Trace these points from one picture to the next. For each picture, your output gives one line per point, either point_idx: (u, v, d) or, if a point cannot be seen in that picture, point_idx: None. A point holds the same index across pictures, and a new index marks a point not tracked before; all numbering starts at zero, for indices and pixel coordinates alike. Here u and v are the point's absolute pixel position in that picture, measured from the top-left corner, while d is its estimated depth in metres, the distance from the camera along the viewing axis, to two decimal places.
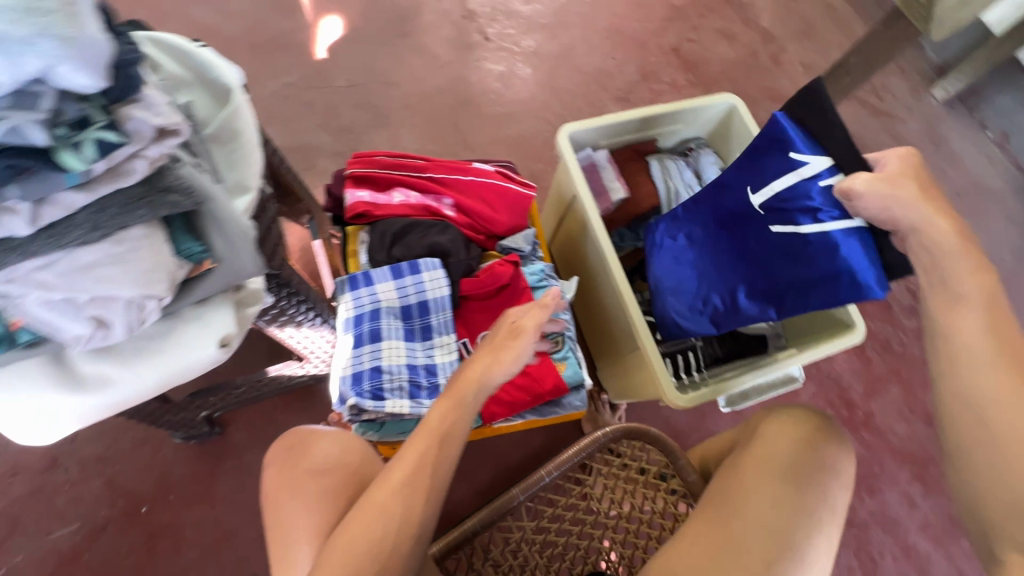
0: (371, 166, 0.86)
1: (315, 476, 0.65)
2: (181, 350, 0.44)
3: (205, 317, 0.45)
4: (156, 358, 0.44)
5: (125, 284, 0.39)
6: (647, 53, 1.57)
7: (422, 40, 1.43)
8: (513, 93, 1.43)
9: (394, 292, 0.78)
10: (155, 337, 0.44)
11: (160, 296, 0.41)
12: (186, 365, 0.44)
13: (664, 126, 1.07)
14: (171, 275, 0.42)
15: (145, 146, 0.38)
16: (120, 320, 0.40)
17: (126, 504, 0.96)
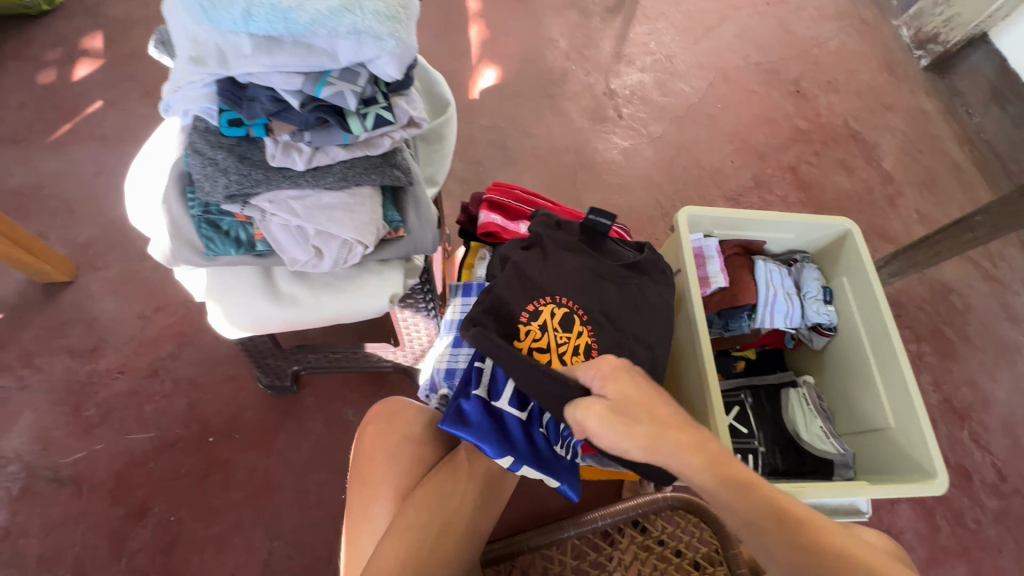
0: (508, 197, 0.95)
1: (403, 447, 0.78)
2: (359, 294, 0.52)
3: (385, 273, 0.53)
4: (337, 294, 0.52)
5: (348, 227, 0.47)
6: (765, 164, 1.65)
7: (563, 104, 1.59)
8: (632, 168, 1.54)
9: None
10: (342, 278, 0.52)
11: (366, 245, 0.49)
12: (358, 307, 0.52)
13: (775, 233, 1.12)
14: (377, 232, 0.50)
15: (395, 129, 0.48)
16: (331, 254, 0.49)
17: (198, 430, 1.04)
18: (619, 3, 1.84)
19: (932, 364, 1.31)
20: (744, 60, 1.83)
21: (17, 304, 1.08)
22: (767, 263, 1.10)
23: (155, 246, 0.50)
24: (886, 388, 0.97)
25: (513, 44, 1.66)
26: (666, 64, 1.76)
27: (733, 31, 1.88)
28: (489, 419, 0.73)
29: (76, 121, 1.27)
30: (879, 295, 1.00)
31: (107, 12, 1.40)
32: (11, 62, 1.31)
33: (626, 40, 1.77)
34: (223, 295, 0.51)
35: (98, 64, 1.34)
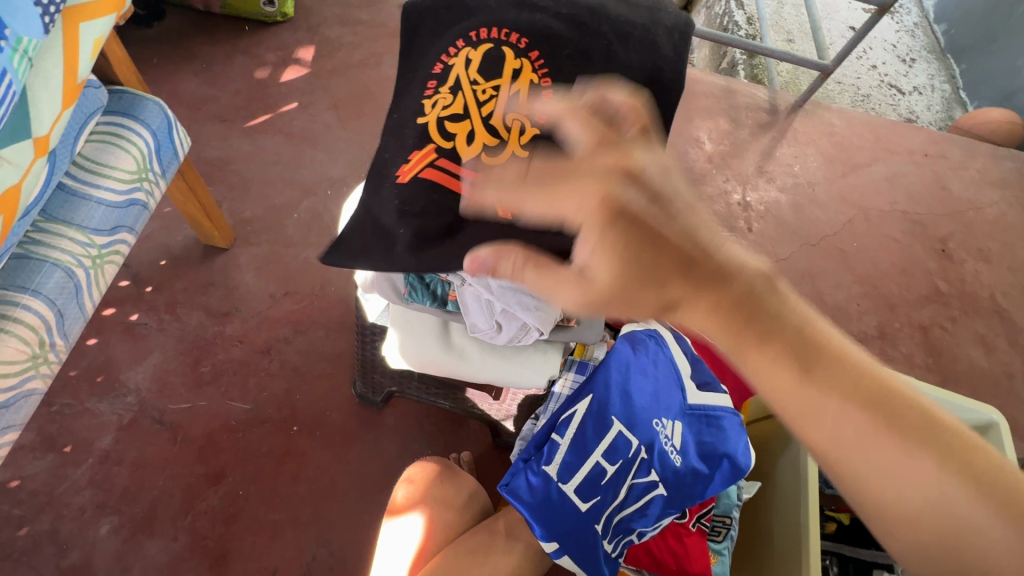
0: None
1: (443, 507, 0.83)
2: (516, 368, 0.60)
3: (546, 354, 0.60)
4: (500, 359, 0.60)
5: (531, 314, 0.55)
6: (893, 318, 1.57)
7: None
8: None
9: None
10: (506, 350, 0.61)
11: (541, 332, 0.57)
12: (514, 381, 0.60)
13: None
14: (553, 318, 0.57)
15: None
16: (508, 333, 0.58)
17: (287, 416, 1.10)
18: (773, 120, 1.85)
19: None
20: (891, 206, 1.77)
21: (179, 255, 1.22)
22: None
23: (362, 270, 0.61)
24: None
25: None
26: (807, 190, 1.74)
27: (884, 173, 1.83)
28: (553, 502, 0.68)
29: (271, 115, 1.46)
30: None
31: (323, 32, 1.61)
32: (239, 55, 1.53)
33: (770, 157, 1.78)
34: (405, 326, 0.62)
35: (303, 72, 1.53)
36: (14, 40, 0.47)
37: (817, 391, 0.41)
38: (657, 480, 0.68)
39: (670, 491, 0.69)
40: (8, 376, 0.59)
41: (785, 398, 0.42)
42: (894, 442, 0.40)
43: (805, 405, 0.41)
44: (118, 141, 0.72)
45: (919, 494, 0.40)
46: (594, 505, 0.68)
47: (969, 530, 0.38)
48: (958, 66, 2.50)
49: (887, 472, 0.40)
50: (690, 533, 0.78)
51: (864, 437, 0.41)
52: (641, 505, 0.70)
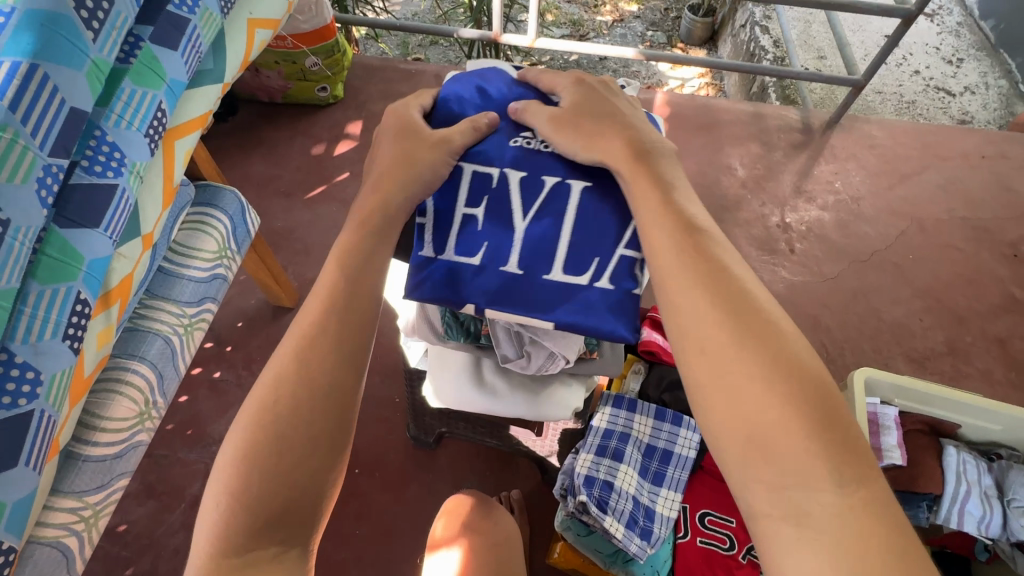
0: None
1: None
2: (550, 400, 0.65)
3: (572, 385, 0.66)
4: (532, 395, 0.65)
5: (559, 344, 0.60)
6: (963, 333, 1.48)
7: (732, 231, 1.62)
8: (798, 305, 1.50)
9: (649, 427, 0.85)
10: (539, 382, 0.65)
11: (567, 360, 0.61)
12: (548, 412, 0.65)
13: (974, 419, 0.99)
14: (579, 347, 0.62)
15: None
16: (538, 363, 0.62)
17: (348, 459, 1.18)
18: (807, 139, 1.82)
19: None
20: (948, 213, 1.69)
21: (253, 317, 1.37)
22: (960, 450, 0.97)
23: (402, 314, 0.66)
24: None
25: (691, 165, 1.74)
26: (852, 206, 1.69)
27: (937, 179, 1.76)
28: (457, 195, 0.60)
29: (327, 186, 1.63)
30: None
31: (369, 107, 1.80)
32: (299, 137, 1.74)
33: (809, 176, 1.74)
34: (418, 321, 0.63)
35: (352, 144, 1.72)
36: (131, 166, 0.61)
37: (733, 339, 0.44)
38: (579, 204, 0.58)
39: (591, 231, 0.58)
40: (122, 430, 0.71)
41: (687, 321, 0.47)
42: (779, 410, 0.41)
43: (725, 319, 0.46)
44: (202, 227, 0.86)
45: (791, 470, 0.40)
46: (515, 257, 0.57)
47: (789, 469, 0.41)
48: (1012, 61, 2.38)
49: (763, 441, 0.41)
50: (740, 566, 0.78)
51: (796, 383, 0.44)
52: (597, 278, 0.57)
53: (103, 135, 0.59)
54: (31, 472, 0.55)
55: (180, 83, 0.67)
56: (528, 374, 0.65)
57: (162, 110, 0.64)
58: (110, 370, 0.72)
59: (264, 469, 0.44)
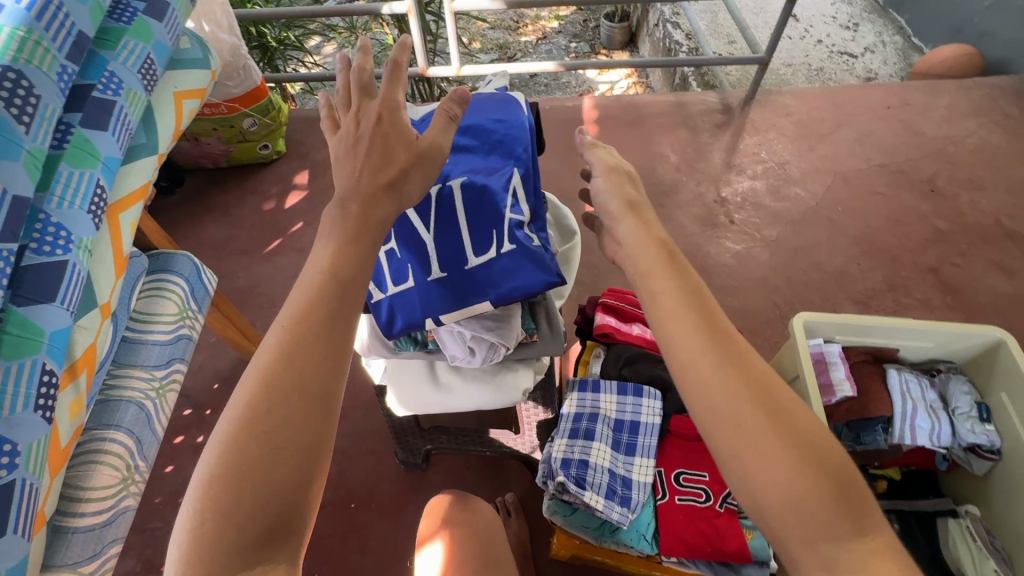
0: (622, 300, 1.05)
1: None
2: (501, 386, 0.69)
3: (518, 369, 0.70)
4: (483, 386, 0.70)
5: (495, 334, 0.64)
6: (899, 269, 1.58)
7: (674, 212, 1.71)
8: (745, 271, 1.58)
9: (615, 403, 0.90)
10: (489, 373, 0.70)
11: (507, 346, 0.66)
12: (501, 399, 0.70)
13: (912, 340, 1.07)
14: (517, 333, 0.66)
15: None
16: (482, 355, 0.66)
17: (344, 495, 1.20)
18: (729, 118, 1.94)
19: None
20: (867, 163, 1.82)
21: (228, 376, 1.39)
22: (902, 372, 1.05)
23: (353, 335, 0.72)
24: None
25: (626, 160, 1.84)
26: (779, 171, 1.80)
27: (852, 134, 1.89)
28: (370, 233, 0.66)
29: (283, 238, 1.68)
30: None
31: (313, 157, 1.86)
32: (248, 196, 1.78)
33: (736, 151, 1.85)
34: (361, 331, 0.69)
35: (302, 195, 1.77)
36: (77, 242, 0.65)
37: (744, 401, 0.49)
38: (466, 190, 0.63)
39: (484, 211, 0.63)
40: (107, 497, 0.73)
41: (707, 395, 0.49)
42: (796, 467, 0.46)
43: (730, 374, 0.50)
44: (160, 293, 0.90)
45: (818, 526, 0.45)
46: (436, 262, 0.63)
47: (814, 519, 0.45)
48: (902, 17, 2.59)
49: (794, 497, 0.45)
50: (719, 514, 0.82)
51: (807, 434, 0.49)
52: (501, 246, 0.61)
53: (47, 218, 0.63)
54: (21, 540, 0.57)
55: (114, 159, 0.72)
56: (478, 367, 0.69)
57: (100, 186, 0.69)
58: (89, 442, 0.75)
59: (251, 485, 0.43)
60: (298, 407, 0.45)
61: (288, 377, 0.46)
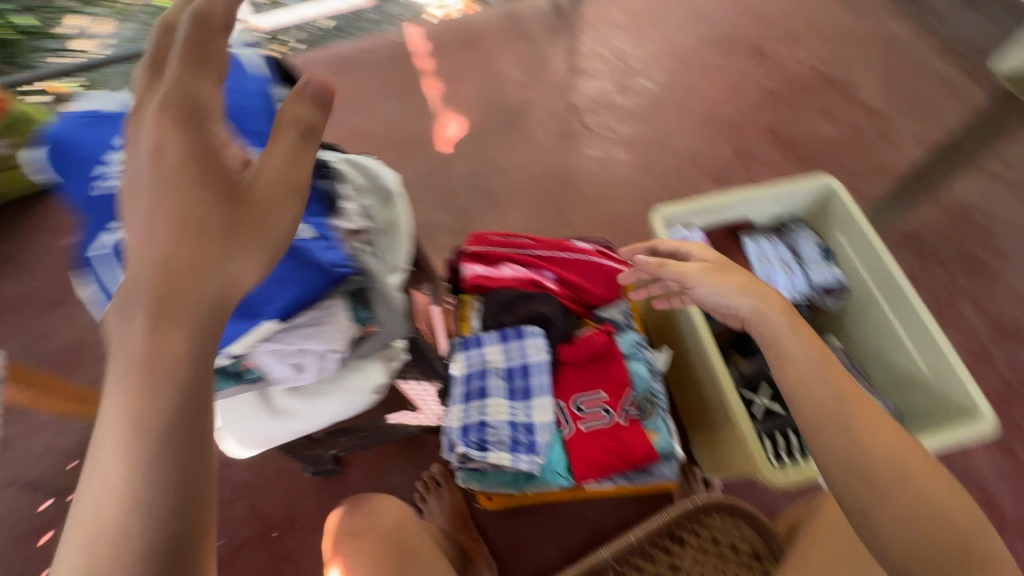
0: (487, 245, 1.01)
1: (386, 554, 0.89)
2: (347, 392, 0.62)
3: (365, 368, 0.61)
4: (327, 398, 0.62)
5: (316, 344, 0.55)
6: (743, 137, 1.66)
7: (529, 132, 1.64)
8: (609, 175, 1.57)
9: (501, 354, 0.89)
10: (332, 382, 0.61)
11: (337, 352, 0.56)
12: (351, 405, 0.62)
13: (760, 207, 1.12)
14: (346, 333, 0.57)
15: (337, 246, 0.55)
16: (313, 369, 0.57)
17: (262, 528, 1.10)
18: (560, 19, 1.85)
19: (967, 289, 1.35)
20: (698, 38, 1.84)
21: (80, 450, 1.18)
22: (757, 238, 1.11)
23: None
24: (910, 339, 0.96)
25: (469, 88, 1.71)
26: (620, 65, 1.77)
27: (680, 12, 1.89)
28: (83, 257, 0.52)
29: None
30: (876, 243, 1.00)
31: None
32: (35, 236, 1.45)
33: (576, 53, 1.79)
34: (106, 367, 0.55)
35: None
36: None
37: (911, 459, 0.56)
38: None
39: None
40: None
41: (798, 371, 0.65)
42: (881, 441, 0.58)
43: (846, 417, 0.60)
44: None
45: (883, 483, 0.55)
46: None
47: (889, 479, 0.55)
48: None
49: (885, 458, 0.56)
50: (621, 426, 0.85)
51: (872, 414, 0.60)
52: None
53: None
54: None
55: None
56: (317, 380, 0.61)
57: None
58: None
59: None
60: (164, 457, 0.33)
61: (139, 425, 0.32)
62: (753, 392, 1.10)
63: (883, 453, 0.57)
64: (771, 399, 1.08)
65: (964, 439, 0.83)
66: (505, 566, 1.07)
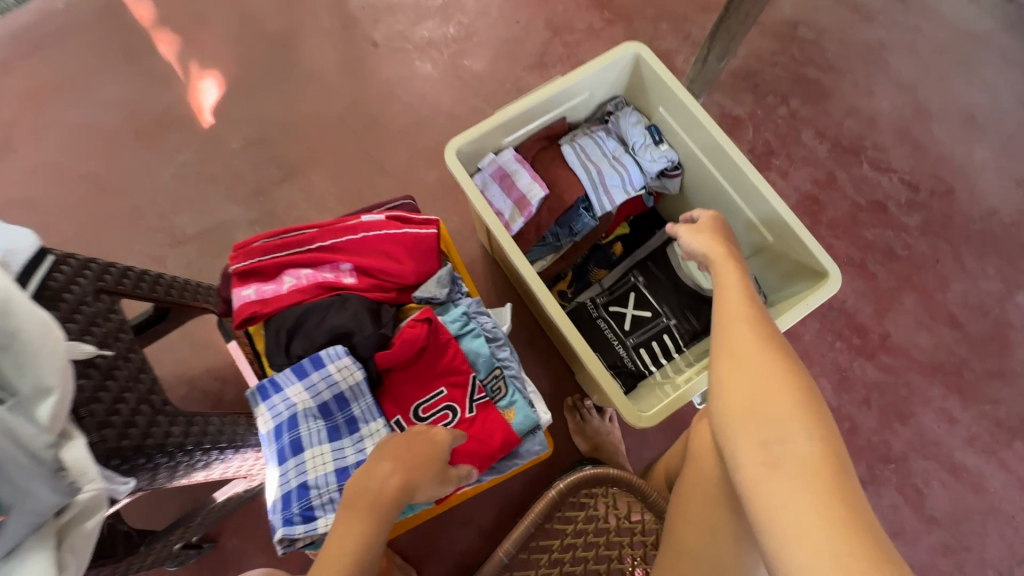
0: (254, 256, 0.79)
1: None
2: None
3: (19, 566, 0.44)
4: None
5: None
6: (556, 5, 1.42)
7: (308, 70, 1.32)
8: (418, 97, 1.32)
9: (306, 392, 0.71)
10: None
11: None
12: None
13: (573, 100, 0.95)
14: None
15: None
16: None
17: None
18: None
19: (806, 117, 1.29)
20: None
21: None
22: (576, 140, 0.95)
23: None
24: (751, 207, 0.88)
25: (213, 34, 1.33)
26: None
27: None
28: None
29: None
30: (697, 112, 0.87)
31: None
32: None
33: None
34: None
35: None
36: None
37: (753, 331, 0.54)
38: None
39: None
40: None
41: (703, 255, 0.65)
42: (753, 323, 0.55)
43: (771, 381, 0.50)
44: None
45: (732, 343, 0.54)
46: None
47: (741, 342, 0.53)
48: None
49: (736, 320, 0.55)
50: (470, 422, 0.74)
51: (748, 301, 0.57)
52: None
53: None
54: None
55: None
56: None
57: None
58: None
59: None
60: None
61: None
62: (622, 303, 1.03)
63: (738, 327, 0.55)
64: (638, 307, 1.01)
65: (816, 302, 0.78)
66: (424, 567, 1.00)
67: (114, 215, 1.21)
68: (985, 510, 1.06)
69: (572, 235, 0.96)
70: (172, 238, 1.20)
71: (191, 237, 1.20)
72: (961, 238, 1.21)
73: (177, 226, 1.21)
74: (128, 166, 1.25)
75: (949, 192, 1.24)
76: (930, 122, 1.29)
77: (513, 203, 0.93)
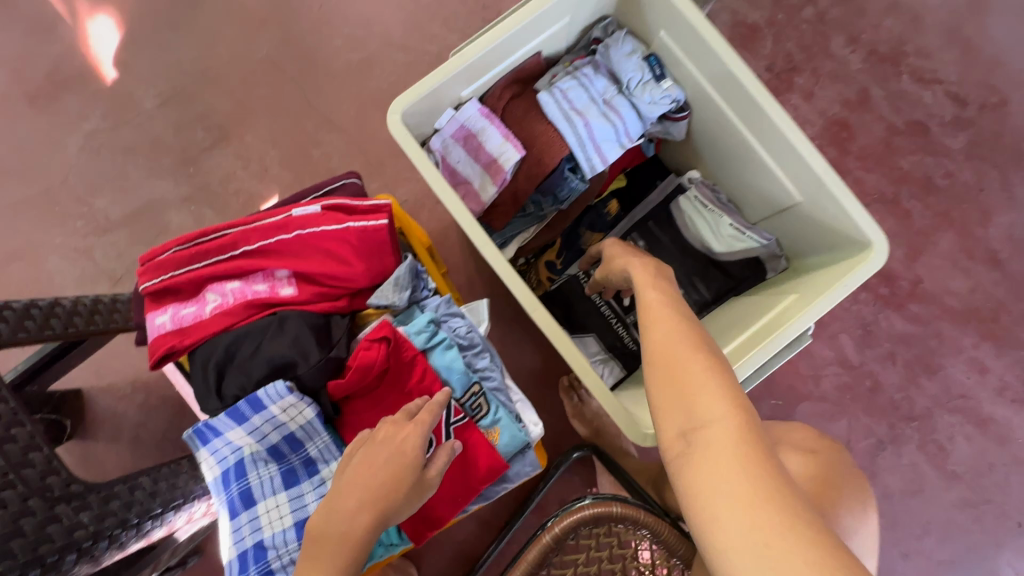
0: (166, 271, 0.64)
1: None
2: None
3: None
4: None
5: None
6: None
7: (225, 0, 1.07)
8: (363, 25, 1.08)
9: (250, 437, 0.60)
10: None
11: None
12: None
13: (550, 28, 0.74)
14: None
15: None
16: None
17: None
18: None
19: (837, 18, 1.06)
20: None
21: None
22: (557, 82, 0.76)
23: None
24: (774, 159, 0.72)
25: None
26: None
27: None
28: None
29: None
30: (708, 36, 0.67)
31: None
32: None
33: None
34: None
35: None
36: None
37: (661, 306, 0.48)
38: None
39: None
40: None
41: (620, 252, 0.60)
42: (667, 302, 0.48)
43: (681, 359, 0.41)
44: None
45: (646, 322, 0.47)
46: None
47: (654, 316, 0.47)
48: None
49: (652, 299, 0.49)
50: (448, 452, 0.63)
51: (663, 287, 0.51)
52: None
53: None
54: None
55: None
56: None
57: None
58: None
59: None
60: None
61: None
62: None
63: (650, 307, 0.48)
64: None
65: (854, 282, 0.65)
66: (422, 562, 0.96)
67: (23, 203, 1.03)
68: (1009, 462, 0.99)
69: (559, 199, 0.79)
70: (96, 224, 1.04)
71: (118, 222, 1.04)
72: (1011, 160, 1.04)
73: (98, 210, 1.03)
74: (27, 139, 1.05)
75: (1002, 105, 1.05)
76: (986, 16, 1.06)
77: (483, 167, 0.76)
